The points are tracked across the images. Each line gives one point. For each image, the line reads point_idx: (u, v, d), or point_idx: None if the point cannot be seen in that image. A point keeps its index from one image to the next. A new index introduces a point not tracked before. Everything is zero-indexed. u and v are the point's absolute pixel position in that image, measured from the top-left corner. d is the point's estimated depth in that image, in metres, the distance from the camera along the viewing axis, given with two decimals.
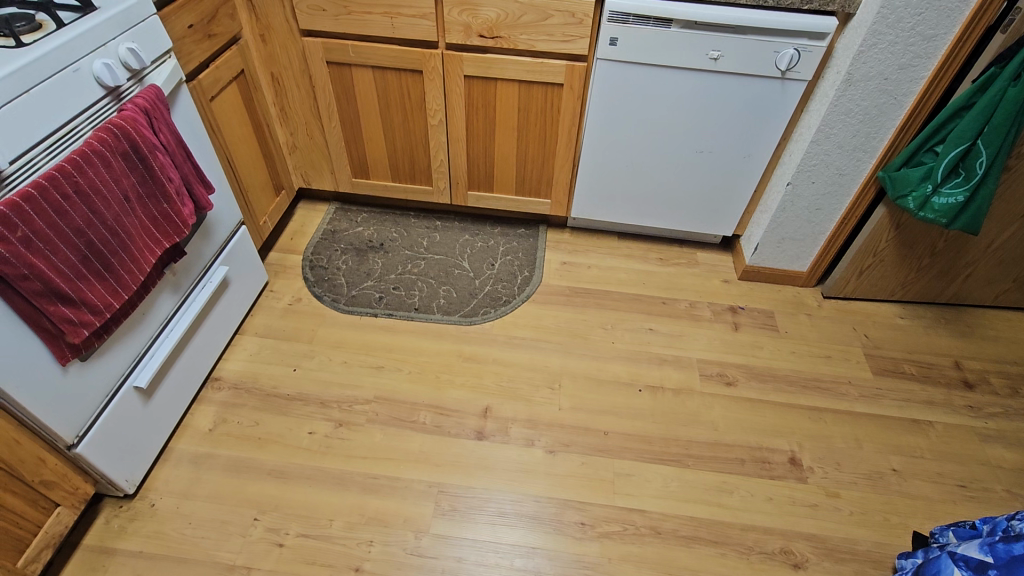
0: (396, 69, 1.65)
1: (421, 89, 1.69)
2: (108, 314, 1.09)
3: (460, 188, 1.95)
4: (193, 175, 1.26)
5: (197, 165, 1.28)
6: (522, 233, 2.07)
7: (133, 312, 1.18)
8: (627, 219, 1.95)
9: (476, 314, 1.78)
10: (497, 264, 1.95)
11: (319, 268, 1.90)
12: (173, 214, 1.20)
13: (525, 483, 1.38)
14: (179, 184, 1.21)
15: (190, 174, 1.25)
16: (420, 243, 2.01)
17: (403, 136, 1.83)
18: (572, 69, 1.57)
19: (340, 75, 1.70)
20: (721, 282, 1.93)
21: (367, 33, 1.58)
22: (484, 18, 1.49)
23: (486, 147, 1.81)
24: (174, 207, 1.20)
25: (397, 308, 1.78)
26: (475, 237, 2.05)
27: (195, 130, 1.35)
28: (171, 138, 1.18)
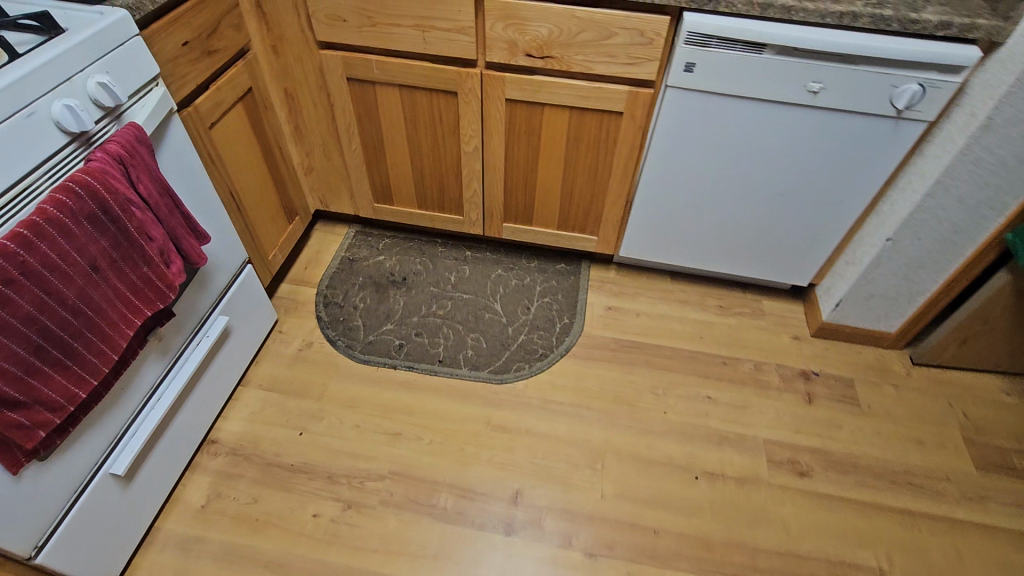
0: (425, 89, 1.41)
1: (453, 113, 1.45)
2: (72, 407, 0.91)
3: (495, 220, 1.72)
4: (182, 228, 1.06)
5: (187, 215, 1.08)
6: (561, 269, 1.84)
7: (105, 395, 1.00)
8: (684, 262, 1.69)
9: (508, 370, 1.57)
10: (532, 309, 1.73)
11: (334, 305, 1.71)
12: (156, 278, 1.00)
13: None
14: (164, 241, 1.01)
15: (178, 228, 1.04)
16: (447, 279, 1.80)
17: (432, 161, 1.59)
18: (634, 96, 1.31)
19: (361, 93, 1.46)
20: (790, 339, 1.68)
21: (394, 48, 1.33)
22: (532, 35, 1.24)
23: (526, 178, 1.57)
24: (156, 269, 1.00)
25: (418, 360, 1.58)
26: (509, 272, 1.83)
27: (186, 168, 1.15)
28: (155, 188, 0.98)
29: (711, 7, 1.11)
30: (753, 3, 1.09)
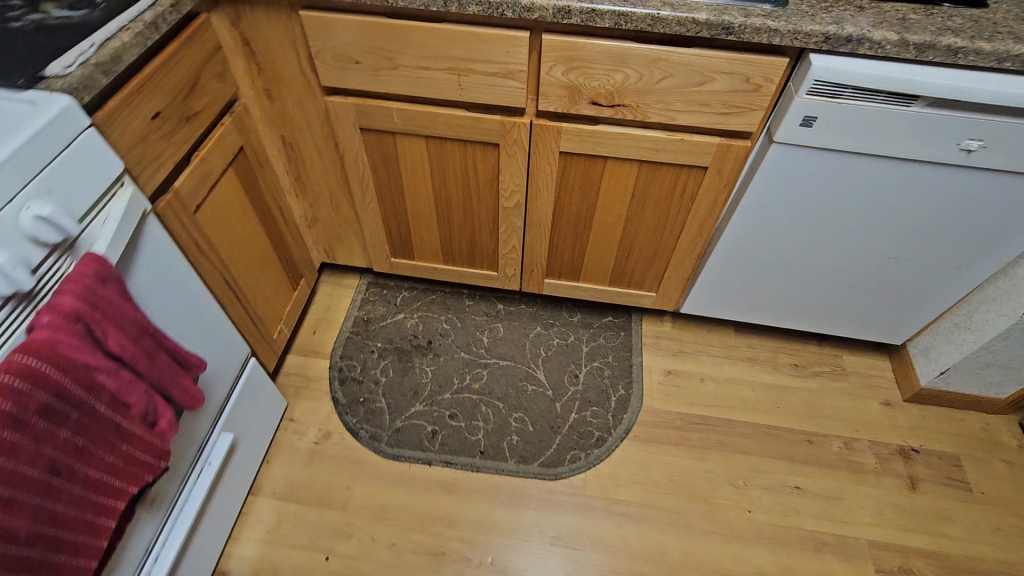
0: (459, 141, 1.13)
1: (492, 166, 1.18)
2: None
3: (536, 277, 1.46)
4: (169, 369, 0.82)
5: (173, 349, 0.83)
6: (609, 324, 1.59)
7: None
8: (759, 319, 1.45)
9: (562, 461, 1.34)
10: (581, 378, 1.49)
11: (352, 382, 1.46)
12: (142, 449, 0.76)
13: None
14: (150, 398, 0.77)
15: (163, 373, 0.80)
16: (479, 340, 1.55)
17: (462, 217, 1.32)
18: (726, 150, 1.04)
19: (376, 145, 1.18)
20: (880, 407, 1.46)
21: (421, 95, 1.05)
22: (603, 81, 0.96)
23: (577, 235, 1.31)
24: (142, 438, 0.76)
25: (456, 452, 1.35)
26: (549, 329, 1.58)
27: (165, 279, 0.88)
28: (132, 337, 0.74)
29: (848, 48, 0.85)
30: (908, 44, 0.83)
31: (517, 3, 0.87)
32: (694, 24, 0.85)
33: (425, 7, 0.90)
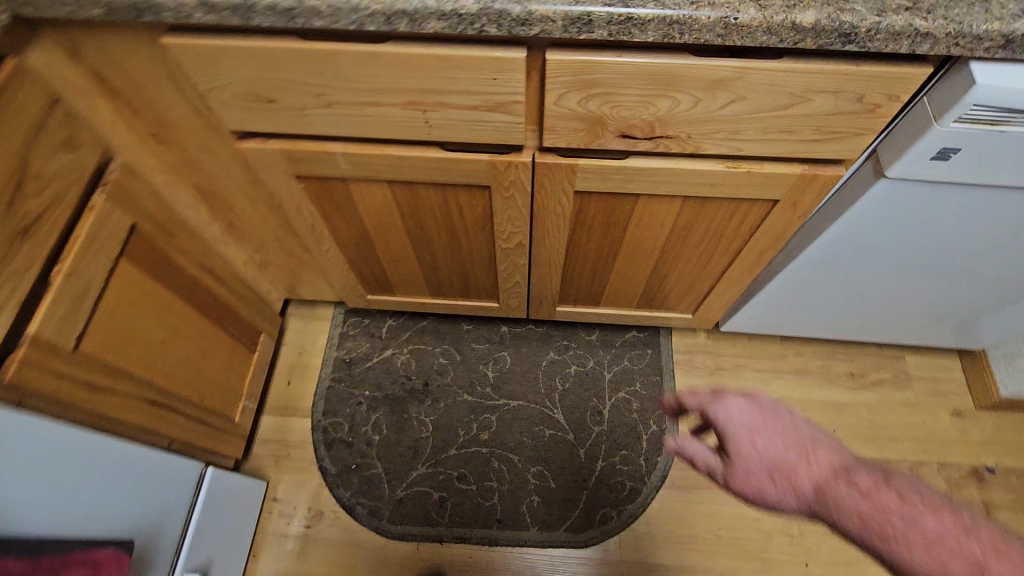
0: (433, 184, 0.82)
1: (482, 208, 0.87)
2: None
3: (545, 307, 1.20)
4: None
5: None
6: (634, 341, 1.35)
7: None
8: (816, 334, 1.21)
9: (591, 524, 1.17)
10: (606, 415, 1.28)
11: (340, 444, 1.25)
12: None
13: None
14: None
15: None
16: (484, 377, 1.32)
17: (448, 256, 1.03)
18: (809, 182, 0.74)
19: (323, 192, 0.86)
20: (950, 419, 1.27)
21: (373, 136, 0.73)
22: (640, 109, 0.65)
23: (597, 269, 1.03)
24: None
25: (469, 525, 1.17)
26: (565, 354, 1.34)
27: (42, 463, 0.64)
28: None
29: None
30: None
31: (505, 15, 0.54)
32: (794, 31, 0.53)
33: (358, 26, 0.56)
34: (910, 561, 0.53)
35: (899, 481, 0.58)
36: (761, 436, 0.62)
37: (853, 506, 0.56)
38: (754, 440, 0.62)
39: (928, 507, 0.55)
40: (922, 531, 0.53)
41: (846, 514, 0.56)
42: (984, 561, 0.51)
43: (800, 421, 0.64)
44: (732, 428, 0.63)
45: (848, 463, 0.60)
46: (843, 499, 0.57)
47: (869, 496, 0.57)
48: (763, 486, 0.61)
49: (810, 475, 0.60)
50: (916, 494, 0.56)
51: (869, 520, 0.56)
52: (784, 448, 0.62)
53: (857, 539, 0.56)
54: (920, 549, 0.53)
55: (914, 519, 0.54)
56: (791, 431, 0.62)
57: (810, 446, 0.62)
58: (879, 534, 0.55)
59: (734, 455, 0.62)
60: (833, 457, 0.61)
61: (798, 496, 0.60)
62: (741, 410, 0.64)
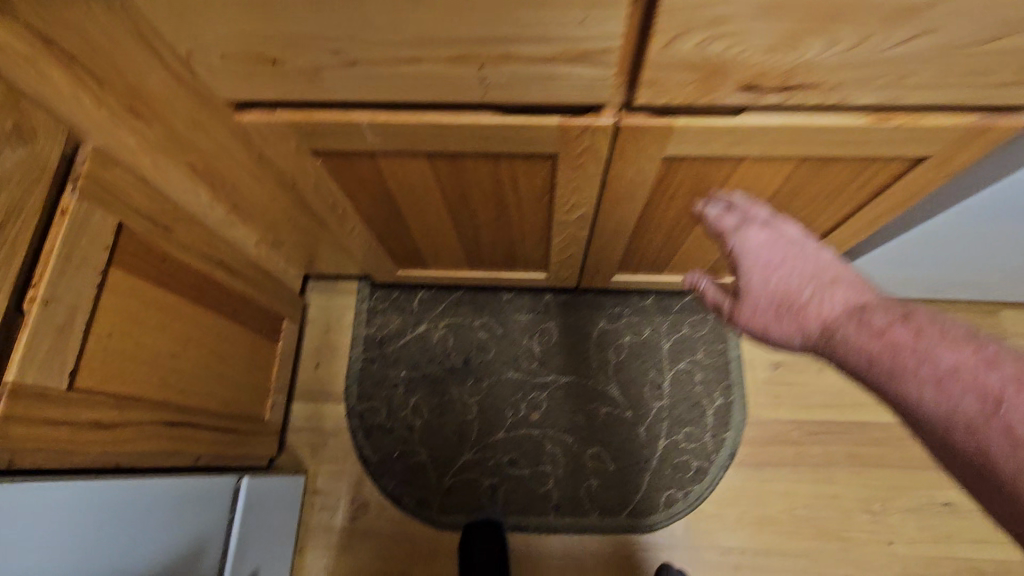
0: (485, 154, 0.65)
1: (541, 178, 0.71)
2: None
3: (599, 277, 1.05)
4: None
5: None
6: (693, 305, 1.22)
7: None
8: (907, 295, 1.06)
9: (656, 507, 1.09)
10: (666, 389, 1.17)
11: (379, 430, 1.16)
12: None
13: None
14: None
15: None
16: (529, 352, 1.21)
17: (494, 230, 0.88)
18: (978, 136, 0.57)
19: (346, 167, 0.71)
20: None
21: (411, 100, 0.56)
22: (779, 53, 0.47)
23: (668, 238, 0.88)
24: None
25: (524, 511, 1.10)
26: (617, 323, 1.22)
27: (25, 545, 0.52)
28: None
29: None
30: None
31: None
32: None
33: None
34: (918, 397, 0.45)
35: (924, 318, 0.49)
36: (773, 266, 0.58)
37: (865, 343, 0.50)
38: (760, 265, 0.59)
39: (954, 342, 0.46)
40: (934, 363, 0.45)
41: (854, 348, 0.51)
42: (1003, 395, 0.42)
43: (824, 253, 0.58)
44: (747, 258, 0.60)
45: (870, 301, 0.53)
46: (851, 335, 0.51)
47: (884, 333, 0.49)
48: (772, 319, 0.58)
49: (822, 307, 0.54)
50: (946, 332, 0.47)
51: (876, 352, 0.49)
52: (797, 277, 0.57)
53: (857, 371, 0.51)
54: (930, 381, 0.45)
55: (930, 353, 0.46)
56: (804, 263, 0.57)
57: (828, 278, 0.56)
58: (883, 363, 0.48)
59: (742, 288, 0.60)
60: (858, 292, 0.54)
61: (802, 326, 0.56)
62: (760, 239, 0.60)
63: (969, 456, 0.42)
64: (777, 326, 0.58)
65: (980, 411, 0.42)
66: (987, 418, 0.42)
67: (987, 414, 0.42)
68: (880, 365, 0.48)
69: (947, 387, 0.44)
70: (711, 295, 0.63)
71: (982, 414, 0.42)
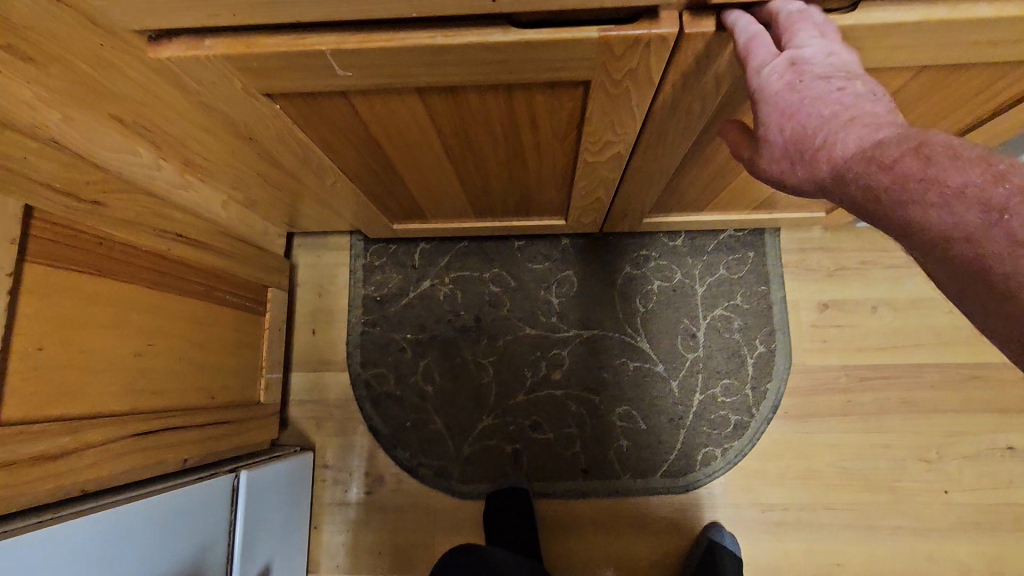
0: (494, 85, 0.49)
1: (567, 111, 0.55)
2: None
3: (628, 219, 0.91)
4: None
5: None
6: (731, 244, 1.08)
7: None
8: None
9: (692, 466, 1.01)
10: (700, 339, 1.06)
11: (388, 398, 1.06)
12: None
13: None
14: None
15: None
16: (547, 305, 1.09)
17: (505, 176, 0.73)
18: None
19: (316, 111, 0.55)
20: None
21: (390, 15, 0.40)
22: None
23: (718, 175, 0.73)
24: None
25: (551, 477, 1.02)
26: (644, 268, 1.09)
27: None
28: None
29: None
30: None
31: None
32: None
33: None
34: (921, 224, 0.34)
35: (943, 139, 0.35)
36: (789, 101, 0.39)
37: (865, 179, 0.36)
38: (775, 100, 0.39)
39: (965, 159, 0.33)
40: (942, 181, 0.33)
41: (860, 186, 0.36)
42: (1009, 205, 0.31)
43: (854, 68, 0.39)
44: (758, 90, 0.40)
45: (891, 129, 0.36)
46: (860, 175, 0.36)
47: (891, 162, 0.35)
48: (776, 162, 0.42)
49: (836, 149, 0.37)
50: (958, 149, 0.34)
51: (881, 187, 0.35)
52: (815, 111, 0.38)
53: (856, 212, 0.38)
54: (935, 207, 0.33)
55: (937, 178, 0.33)
56: (828, 84, 0.38)
57: (854, 106, 0.37)
58: (887, 198, 0.35)
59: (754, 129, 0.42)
60: (885, 121, 0.37)
61: (809, 175, 0.39)
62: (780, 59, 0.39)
63: (967, 276, 0.33)
64: (785, 174, 0.41)
65: (984, 224, 0.32)
66: (989, 230, 0.32)
67: (989, 226, 0.31)
68: (881, 197, 0.35)
69: (955, 206, 0.33)
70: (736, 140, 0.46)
71: (989, 227, 0.31)
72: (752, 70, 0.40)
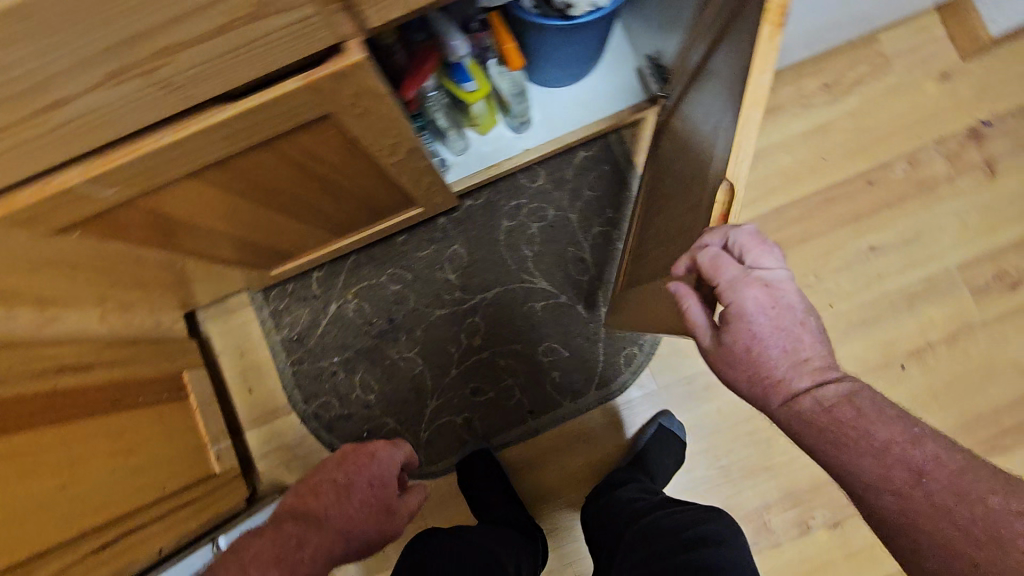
0: (251, 147, 0.54)
1: (337, 138, 0.60)
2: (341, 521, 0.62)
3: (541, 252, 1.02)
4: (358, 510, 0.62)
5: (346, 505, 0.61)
6: (585, 165, 1.17)
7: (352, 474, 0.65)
8: (790, 48, 1.08)
9: (619, 370, 1.13)
10: (589, 260, 1.15)
11: (340, 420, 1.14)
12: (363, 460, 0.65)
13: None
14: (308, 517, 0.60)
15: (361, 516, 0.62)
16: (447, 283, 1.16)
17: (333, 199, 0.78)
18: None
19: (115, 223, 0.59)
20: (938, 85, 1.16)
21: (113, 137, 0.44)
22: None
23: None
24: (353, 463, 0.64)
25: (505, 429, 1.12)
26: (519, 216, 1.16)
27: None
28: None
29: None
30: None
31: None
32: None
33: None
34: (857, 467, 0.47)
35: (867, 394, 0.49)
36: (759, 333, 0.50)
37: (815, 419, 0.49)
38: (748, 322, 0.50)
39: (887, 418, 0.48)
40: (873, 440, 0.47)
41: (805, 420, 0.49)
42: (925, 469, 0.45)
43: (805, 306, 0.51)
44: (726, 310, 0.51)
45: (833, 375, 0.50)
46: (813, 416, 0.49)
47: (831, 406, 0.48)
48: (733, 370, 0.53)
49: (791, 384, 0.50)
50: (880, 408, 0.49)
51: (823, 427, 0.48)
52: (775, 344, 0.50)
53: (802, 438, 0.50)
54: (868, 455, 0.47)
55: (867, 431, 0.47)
56: (784, 320, 0.50)
57: (802, 342, 0.50)
58: (834, 438, 0.48)
59: (723, 344, 0.52)
60: (824, 362, 0.50)
61: (764, 392, 0.52)
62: (748, 284, 0.50)
63: (896, 521, 0.46)
64: (738, 381, 0.53)
65: (908, 482, 0.45)
66: (912, 488, 0.45)
67: (912, 485, 0.45)
68: (831, 437, 0.48)
69: (885, 461, 0.46)
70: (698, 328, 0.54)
71: (912, 486, 0.45)
72: (729, 288, 0.50)
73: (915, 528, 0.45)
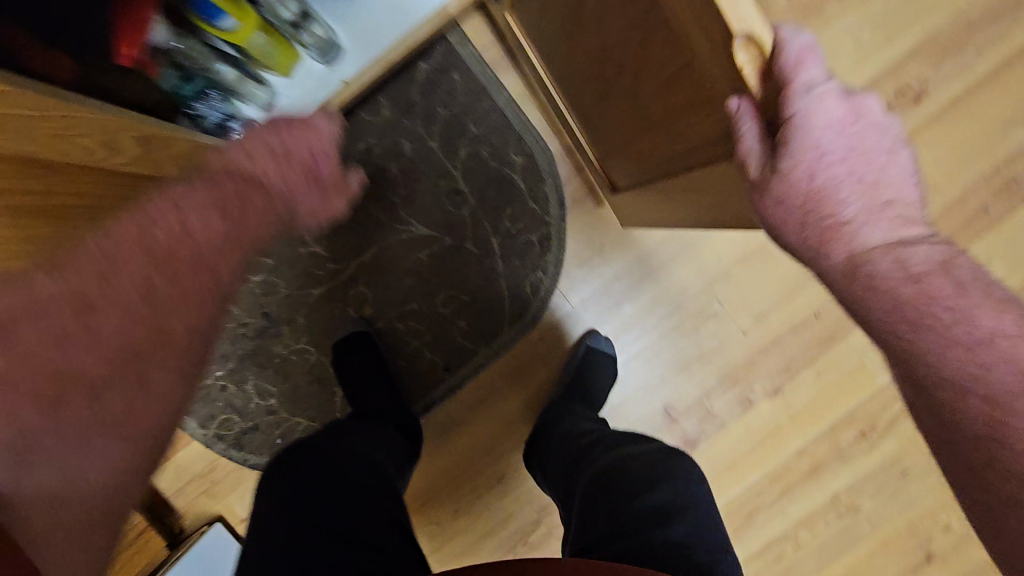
0: None
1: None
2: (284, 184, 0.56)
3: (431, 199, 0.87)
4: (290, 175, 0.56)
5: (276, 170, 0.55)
6: (432, 80, 0.98)
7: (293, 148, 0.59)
8: None
9: (528, 299, 1.03)
10: (465, 189, 1.00)
11: (247, 434, 1.03)
12: (300, 127, 0.58)
13: (776, 441, 1.07)
14: (247, 178, 0.53)
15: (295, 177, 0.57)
16: (316, 257, 1.01)
17: (83, 219, 0.61)
18: None
19: None
20: None
21: None
22: None
23: None
24: (293, 130, 0.57)
25: (425, 392, 1.04)
26: (373, 159, 1.00)
27: None
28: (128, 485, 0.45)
29: None
30: None
31: None
32: None
33: None
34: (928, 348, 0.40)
35: (957, 262, 0.41)
36: (837, 156, 0.38)
37: (889, 285, 0.40)
38: (828, 139, 0.37)
39: (979, 291, 0.40)
40: (958, 319, 0.40)
41: (876, 284, 0.40)
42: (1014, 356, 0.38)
43: (895, 134, 0.39)
44: (803, 134, 0.37)
45: (913, 230, 0.40)
46: (886, 282, 0.40)
47: (912, 272, 0.40)
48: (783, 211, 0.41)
49: (856, 235, 0.40)
50: (971, 279, 0.40)
51: (899, 297, 0.40)
52: (850, 178, 0.39)
53: (866, 309, 0.42)
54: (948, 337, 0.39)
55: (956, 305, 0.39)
56: (869, 146, 0.39)
57: (886, 180, 0.39)
58: (910, 313, 0.40)
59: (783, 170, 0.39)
60: (907, 213, 0.40)
61: (821, 244, 0.41)
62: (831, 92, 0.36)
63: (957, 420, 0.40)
64: (785, 226, 0.42)
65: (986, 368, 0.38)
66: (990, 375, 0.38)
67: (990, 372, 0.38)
68: (893, 313, 0.41)
69: (968, 346, 0.39)
70: (749, 147, 0.40)
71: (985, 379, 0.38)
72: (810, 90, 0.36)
73: (970, 424, 0.39)
